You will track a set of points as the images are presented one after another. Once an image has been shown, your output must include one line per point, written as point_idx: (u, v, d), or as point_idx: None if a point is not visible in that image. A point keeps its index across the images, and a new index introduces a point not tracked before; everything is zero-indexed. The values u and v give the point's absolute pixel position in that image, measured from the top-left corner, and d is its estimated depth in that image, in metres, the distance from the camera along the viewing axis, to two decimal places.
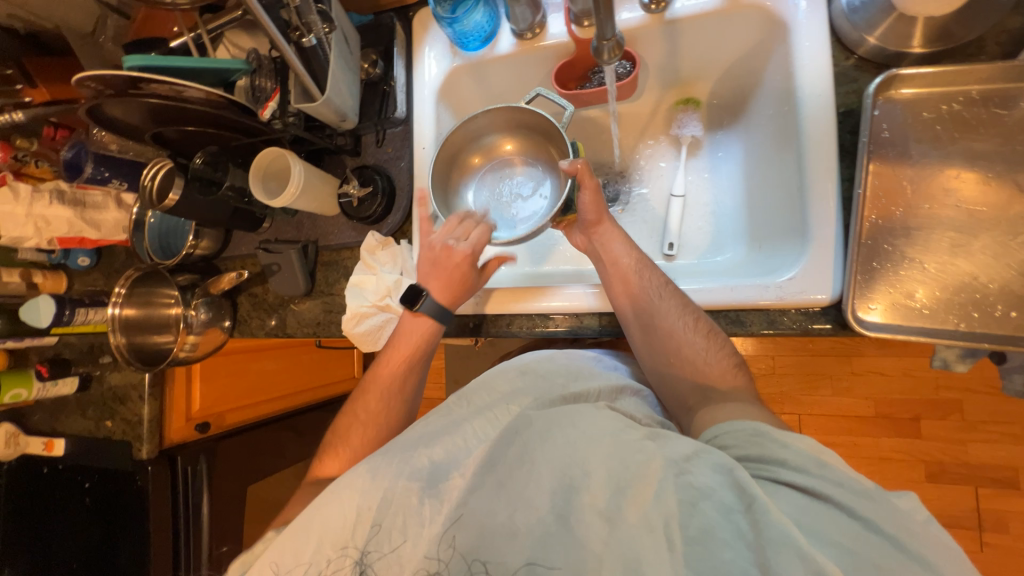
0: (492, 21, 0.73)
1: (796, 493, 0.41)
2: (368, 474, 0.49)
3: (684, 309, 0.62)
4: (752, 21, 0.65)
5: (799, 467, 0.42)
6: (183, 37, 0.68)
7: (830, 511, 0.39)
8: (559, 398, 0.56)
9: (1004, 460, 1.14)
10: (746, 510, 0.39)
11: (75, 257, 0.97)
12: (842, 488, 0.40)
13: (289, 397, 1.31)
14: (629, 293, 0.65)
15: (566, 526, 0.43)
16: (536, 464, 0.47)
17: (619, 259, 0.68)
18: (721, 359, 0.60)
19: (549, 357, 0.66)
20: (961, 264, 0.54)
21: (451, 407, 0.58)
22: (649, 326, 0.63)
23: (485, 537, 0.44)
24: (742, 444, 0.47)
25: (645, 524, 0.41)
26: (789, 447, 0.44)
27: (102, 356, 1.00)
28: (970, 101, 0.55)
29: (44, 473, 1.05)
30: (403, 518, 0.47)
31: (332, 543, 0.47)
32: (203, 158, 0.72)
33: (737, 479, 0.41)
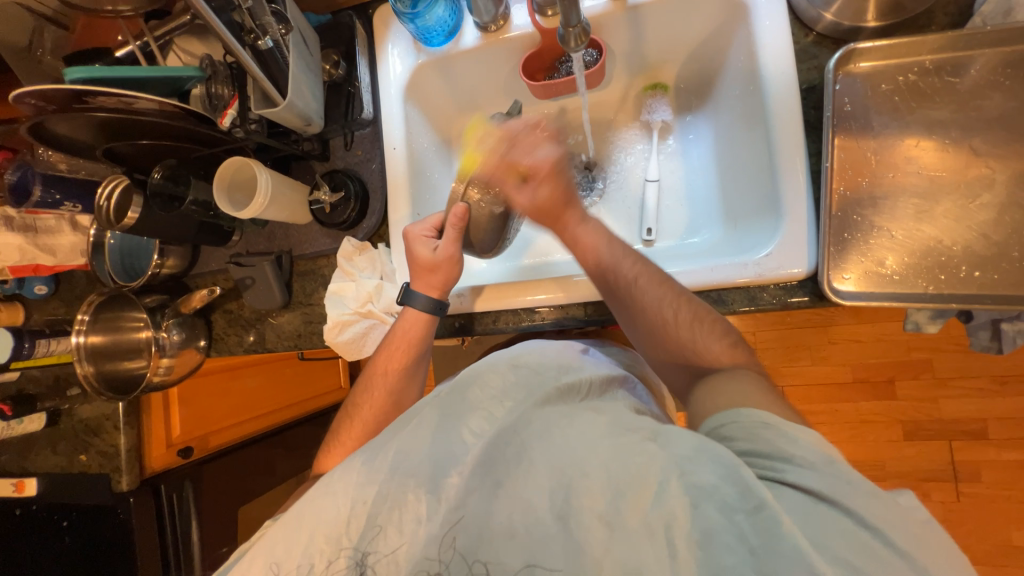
0: (455, 15, 0.72)
1: (801, 494, 0.39)
2: (362, 470, 0.50)
3: (672, 297, 0.59)
4: (713, 3, 0.66)
5: (806, 464, 0.40)
6: (128, 45, 0.65)
7: (833, 513, 0.38)
8: (554, 390, 0.54)
9: (973, 412, 1.20)
10: (749, 510, 0.38)
11: (31, 285, 0.92)
12: (847, 487, 0.39)
13: (275, 413, 1.27)
14: (615, 285, 0.62)
15: (566, 527, 0.43)
16: (535, 463, 0.47)
17: (603, 244, 0.63)
18: (716, 342, 0.57)
19: (539, 348, 0.64)
20: (926, 229, 0.56)
21: (445, 403, 0.56)
22: (637, 318, 0.60)
23: (484, 538, 0.44)
24: (749, 436, 0.44)
25: (646, 528, 0.40)
26: (797, 443, 0.42)
27: (70, 389, 0.95)
28: (925, 71, 0.57)
29: (17, 516, 1.00)
30: (397, 515, 0.47)
31: (326, 536, 0.48)
32: (162, 173, 0.69)
33: (740, 479, 0.39)
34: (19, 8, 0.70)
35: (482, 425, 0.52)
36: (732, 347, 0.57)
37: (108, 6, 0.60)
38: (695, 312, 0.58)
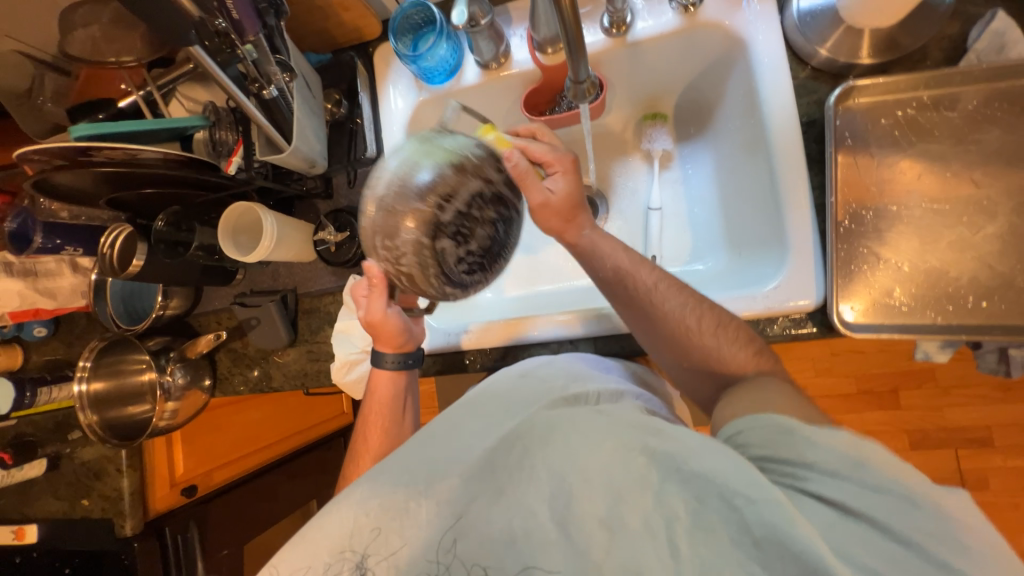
0: (456, 54, 0.73)
1: (825, 507, 0.37)
2: (365, 485, 0.51)
3: (693, 304, 0.57)
4: (711, 38, 0.67)
5: (829, 472, 0.38)
6: (130, 95, 0.66)
7: (859, 527, 0.36)
8: (560, 400, 0.52)
9: (978, 421, 1.20)
10: (750, 497, 0.36)
11: (30, 328, 0.91)
12: (879, 497, 0.36)
13: (279, 443, 1.25)
14: (631, 293, 0.58)
15: (565, 535, 0.42)
16: (536, 467, 0.45)
17: (617, 252, 0.60)
18: (740, 349, 0.54)
19: (549, 361, 0.62)
20: (933, 260, 0.56)
21: (452, 416, 0.58)
22: (658, 326, 0.57)
23: (484, 548, 0.44)
24: (767, 441, 0.42)
25: (647, 529, 0.39)
26: (822, 446, 0.39)
27: (71, 432, 0.94)
28: (923, 106, 0.58)
29: (17, 563, 0.97)
30: (400, 522, 0.47)
31: (329, 547, 0.48)
32: (165, 219, 0.68)
33: (749, 472, 0.37)
34: (18, 56, 0.70)
35: (487, 430, 0.52)
36: (758, 354, 0.54)
37: (112, 58, 0.59)
38: (719, 319, 0.56)
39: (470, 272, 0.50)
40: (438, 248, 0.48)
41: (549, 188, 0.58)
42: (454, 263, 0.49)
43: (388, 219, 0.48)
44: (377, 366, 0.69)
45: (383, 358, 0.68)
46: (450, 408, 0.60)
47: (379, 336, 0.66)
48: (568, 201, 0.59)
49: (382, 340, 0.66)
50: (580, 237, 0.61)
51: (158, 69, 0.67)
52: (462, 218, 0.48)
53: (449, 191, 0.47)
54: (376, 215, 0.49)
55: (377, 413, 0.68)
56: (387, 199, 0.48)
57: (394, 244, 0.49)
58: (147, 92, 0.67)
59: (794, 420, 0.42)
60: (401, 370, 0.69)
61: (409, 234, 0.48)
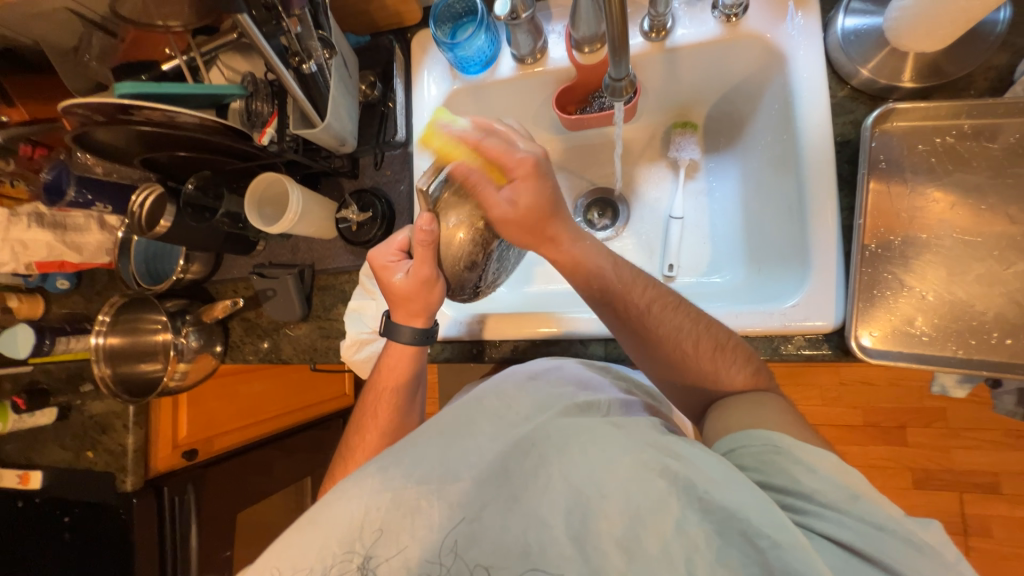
0: (493, 46, 0.73)
1: (834, 547, 0.37)
2: (378, 475, 0.49)
3: (690, 325, 0.55)
4: (751, 50, 0.67)
5: (827, 504, 0.39)
6: (175, 59, 0.67)
7: (866, 568, 0.36)
8: (572, 407, 0.53)
9: (987, 466, 1.17)
10: (776, 540, 0.37)
11: (53, 280, 0.93)
12: (877, 535, 0.37)
13: (279, 417, 1.28)
14: (623, 313, 0.57)
15: (582, 551, 0.41)
16: (551, 479, 0.45)
17: (606, 267, 0.58)
18: (739, 370, 0.54)
19: (558, 364, 0.62)
20: (958, 292, 0.55)
21: (461, 410, 0.57)
22: (654, 348, 0.56)
23: (495, 556, 0.43)
24: (762, 463, 0.43)
25: (665, 556, 0.39)
26: (817, 474, 0.41)
27: (83, 385, 0.96)
28: (963, 135, 0.57)
29: (19, 507, 1.00)
30: (410, 522, 0.46)
31: (338, 540, 0.46)
32: (195, 182, 0.70)
33: (774, 513, 0.38)
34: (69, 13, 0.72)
35: (499, 435, 0.52)
36: (755, 374, 0.54)
37: (161, 21, 0.61)
38: (717, 339, 0.54)
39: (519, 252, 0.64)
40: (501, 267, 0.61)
41: (502, 197, 0.52)
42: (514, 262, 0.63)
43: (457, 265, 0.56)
44: (393, 341, 0.66)
45: (399, 332, 0.66)
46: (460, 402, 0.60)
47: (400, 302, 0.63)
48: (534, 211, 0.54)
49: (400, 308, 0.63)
50: (563, 251, 0.58)
51: (202, 37, 0.69)
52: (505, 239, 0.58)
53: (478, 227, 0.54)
54: (449, 273, 0.56)
55: (391, 390, 0.67)
56: (453, 266, 0.55)
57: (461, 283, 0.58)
58: (190, 58, 0.69)
59: (785, 438, 0.44)
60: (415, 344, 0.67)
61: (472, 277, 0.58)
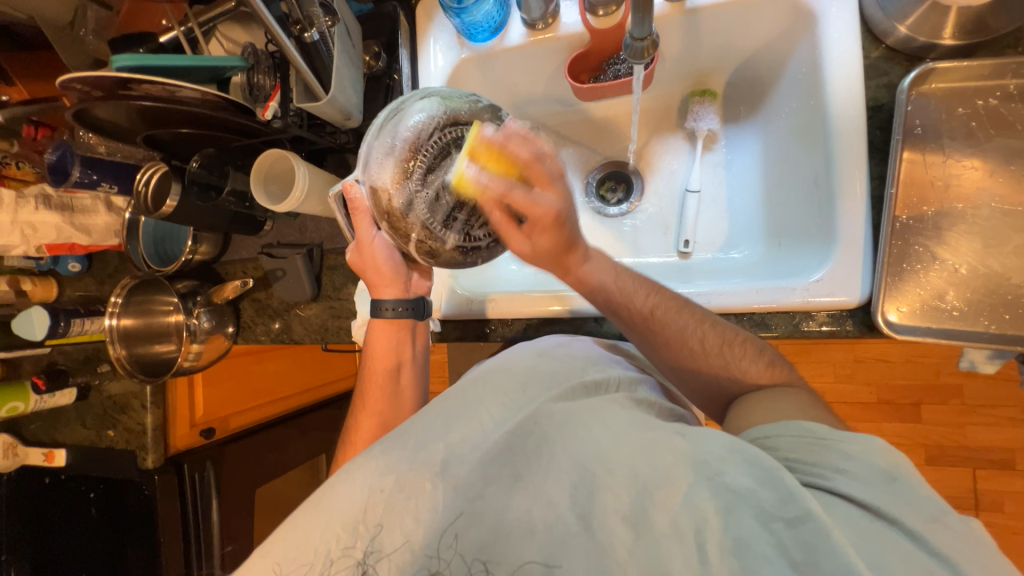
0: (502, 11, 0.69)
1: (856, 509, 0.38)
2: (382, 458, 0.49)
3: (696, 324, 0.54)
4: (779, 11, 0.63)
5: (858, 478, 0.39)
6: (173, 30, 0.65)
7: (889, 530, 0.36)
8: (580, 387, 0.52)
9: (1003, 443, 1.16)
10: (788, 518, 0.37)
11: (65, 262, 0.94)
12: (908, 507, 0.37)
13: (293, 397, 1.30)
14: (629, 321, 0.56)
15: (588, 529, 0.41)
16: (557, 457, 0.45)
17: (610, 278, 0.56)
18: (753, 363, 0.53)
19: (567, 342, 0.61)
20: (994, 265, 0.53)
21: (466, 389, 0.56)
22: (663, 348, 0.56)
23: (501, 534, 0.42)
24: (794, 446, 0.43)
25: (675, 529, 0.38)
26: (850, 457, 0.40)
27: (100, 365, 0.97)
28: (1007, 97, 0.53)
29: (46, 483, 1.03)
30: (413, 505, 0.45)
31: (342, 523, 0.46)
32: (200, 161, 0.68)
33: (783, 485, 0.38)
34: None
35: (507, 416, 0.51)
36: (770, 366, 0.53)
37: None
38: (723, 334, 0.54)
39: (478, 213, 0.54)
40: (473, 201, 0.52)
41: (524, 240, 0.52)
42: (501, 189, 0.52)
43: (406, 224, 0.53)
44: (376, 315, 0.66)
45: (381, 306, 0.66)
46: (462, 383, 0.59)
47: (374, 280, 0.65)
48: (549, 250, 0.54)
49: (375, 280, 0.65)
50: (572, 275, 0.57)
51: (201, 7, 0.67)
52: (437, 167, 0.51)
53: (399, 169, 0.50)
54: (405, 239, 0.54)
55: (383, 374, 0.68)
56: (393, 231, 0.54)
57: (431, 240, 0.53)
58: (189, 30, 0.67)
59: (822, 428, 0.43)
60: (401, 318, 0.67)
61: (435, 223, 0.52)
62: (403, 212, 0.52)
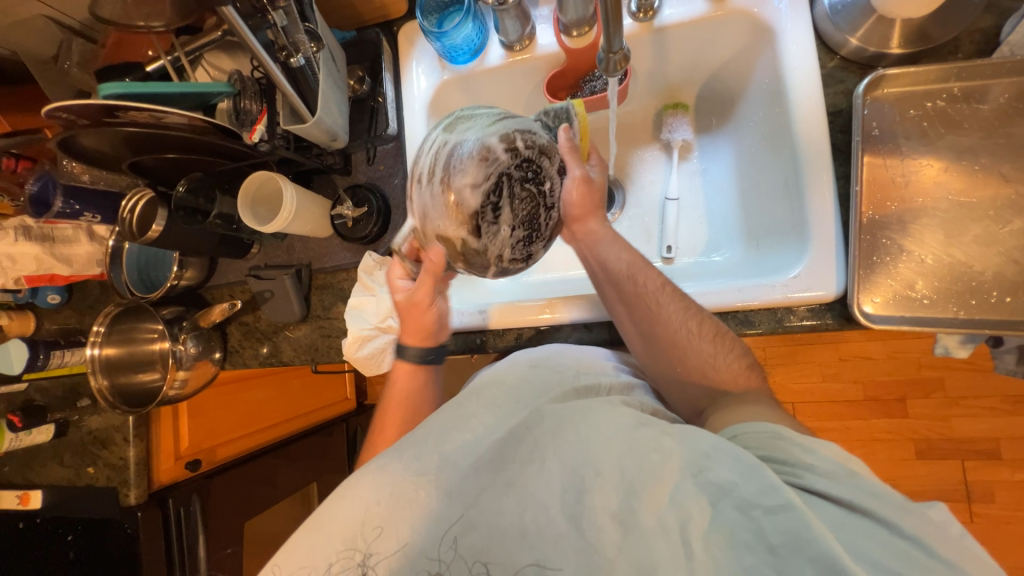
0: (481, 34, 0.73)
1: (830, 503, 0.39)
2: (378, 471, 0.48)
3: (689, 314, 0.58)
4: (740, 27, 0.67)
5: (826, 473, 0.40)
6: (159, 60, 0.67)
7: (865, 523, 0.38)
8: (571, 391, 0.53)
9: (987, 432, 1.19)
10: (768, 506, 0.38)
11: (44, 295, 0.92)
12: (872, 496, 0.39)
13: (282, 424, 1.26)
14: (627, 293, 0.58)
15: (578, 528, 0.41)
16: (547, 461, 0.45)
17: (619, 255, 0.60)
18: (732, 360, 0.57)
19: (559, 351, 0.60)
20: (957, 253, 0.56)
21: (460, 402, 0.54)
22: (651, 333, 0.58)
23: (495, 540, 0.42)
24: (763, 444, 0.44)
25: (660, 527, 0.39)
26: (814, 452, 0.42)
27: (80, 400, 0.94)
28: (953, 99, 0.58)
29: (20, 528, 0.98)
30: (408, 513, 0.45)
31: (342, 536, 0.45)
32: (185, 186, 0.69)
33: (764, 478, 0.39)
34: (46, 21, 0.70)
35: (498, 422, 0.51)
36: (748, 367, 0.58)
37: (142, 21, 0.60)
38: (716, 327, 0.58)
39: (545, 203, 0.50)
40: (539, 211, 0.49)
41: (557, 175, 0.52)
42: (551, 191, 0.50)
43: (480, 259, 0.49)
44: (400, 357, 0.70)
45: (406, 351, 0.70)
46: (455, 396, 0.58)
47: (408, 329, 0.69)
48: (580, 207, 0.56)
49: (408, 331, 0.68)
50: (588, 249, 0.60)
51: (187, 37, 0.68)
52: (501, 192, 0.46)
53: (458, 206, 0.46)
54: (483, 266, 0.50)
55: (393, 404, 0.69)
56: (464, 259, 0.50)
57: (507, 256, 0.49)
58: (175, 58, 0.68)
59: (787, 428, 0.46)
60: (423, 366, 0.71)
61: (514, 243, 0.49)
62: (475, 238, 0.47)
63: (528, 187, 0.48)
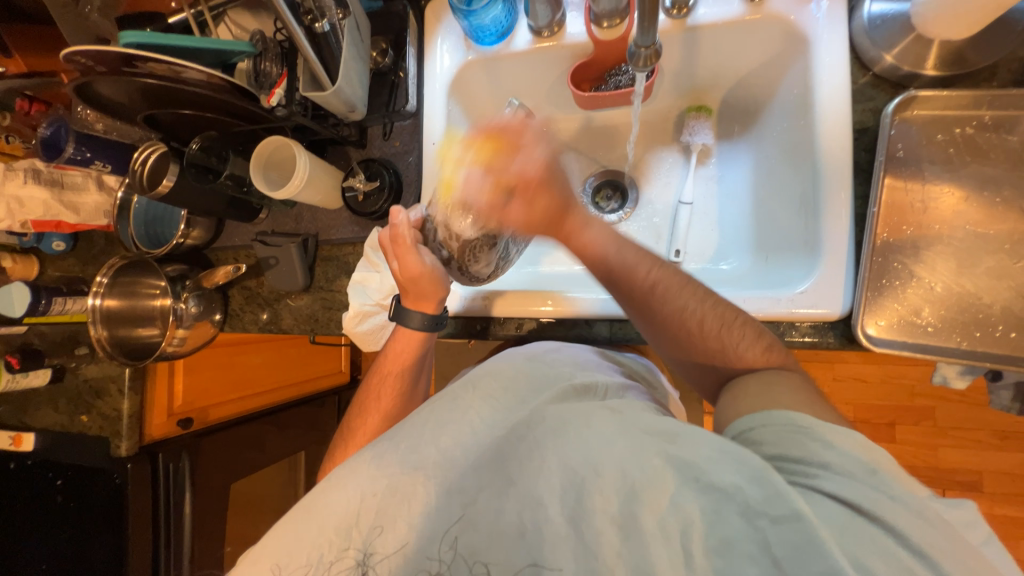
0: (510, 16, 0.71)
1: (835, 503, 0.37)
2: (373, 462, 0.49)
3: (698, 303, 0.55)
4: (774, 34, 0.66)
5: (843, 472, 0.38)
6: (182, 13, 0.66)
7: (870, 527, 0.36)
8: (569, 390, 0.53)
9: (972, 465, 1.20)
10: (773, 516, 0.36)
11: (49, 240, 0.91)
12: (888, 498, 0.37)
13: (274, 392, 1.28)
14: (630, 296, 0.57)
15: (577, 531, 0.41)
16: (546, 459, 0.45)
17: (612, 247, 0.57)
18: (750, 346, 0.53)
19: (556, 348, 0.62)
20: (967, 284, 0.55)
21: (457, 393, 0.55)
22: (660, 326, 0.57)
23: (493, 537, 0.43)
24: (779, 437, 0.43)
25: (661, 532, 0.38)
26: (835, 449, 0.40)
27: (78, 348, 0.95)
28: (982, 127, 0.57)
29: (10, 468, 0.99)
30: (405, 508, 0.46)
31: (334, 527, 0.46)
32: (200, 143, 0.68)
33: (769, 484, 0.37)
34: None
35: (497, 421, 0.51)
36: (766, 350, 0.53)
37: None
38: (723, 317, 0.55)
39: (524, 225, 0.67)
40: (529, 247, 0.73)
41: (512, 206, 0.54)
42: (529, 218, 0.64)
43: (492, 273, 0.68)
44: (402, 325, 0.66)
45: (409, 317, 0.66)
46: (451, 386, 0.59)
47: (419, 294, 0.65)
48: (546, 216, 0.54)
49: (418, 299, 0.65)
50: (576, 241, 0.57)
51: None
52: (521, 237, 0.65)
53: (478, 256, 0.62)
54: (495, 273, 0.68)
55: (393, 374, 0.67)
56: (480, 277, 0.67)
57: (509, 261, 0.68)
58: (198, 12, 0.68)
59: (806, 416, 0.44)
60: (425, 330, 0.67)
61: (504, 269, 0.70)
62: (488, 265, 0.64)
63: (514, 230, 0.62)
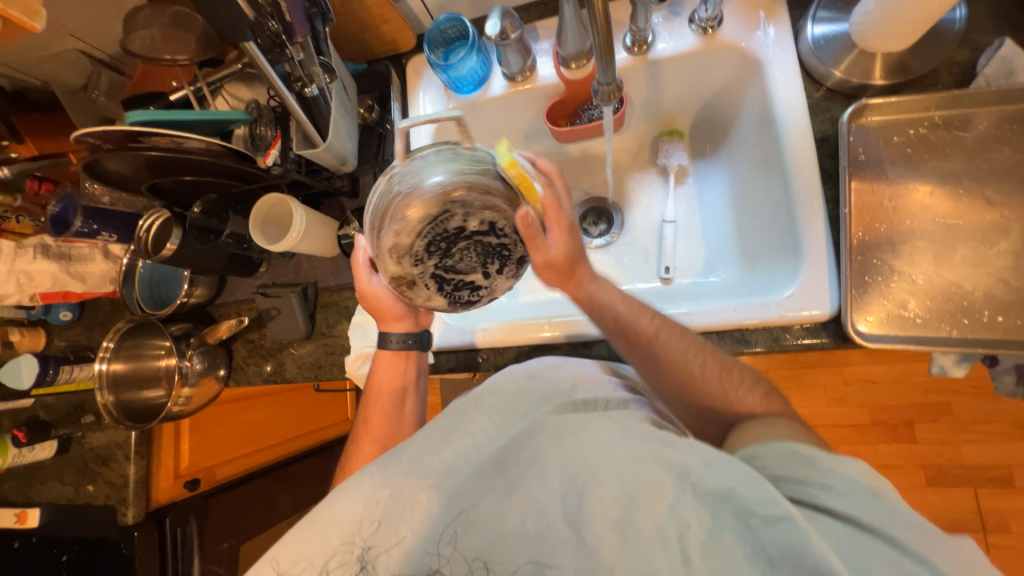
0: (484, 66, 0.77)
1: (840, 523, 0.38)
2: (377, 472, 0.49)
3: (696, 350, 0.57)
4: (730, 59, 0.71)
5: (843, 493, 0.39)
6: (182, 90, 0.71)
7: (877, 545, 0.37)
8: (569, 403, 0.52)
9: (999, 459, 1.16)
10: (768, 517, 0.36)
11: (57, 312, 0.94)
12: (887, 515, 0.38)
13: (280, 445, 1.26)
14: (633, 341, 0.58)
15: (578, 534, 0.42)
16: (547, 468, 0.45)
17: (617, 300, 0.59)
18: (749, 392, 0.56)
19: (557, 364, 0.59)
20: (946, 274, 0.57)
21: (459, 412, 0.54)
22: (662, 372, 0.58)
23: (495, 543, 0.44)
24: (781, 463, 0.43)
25: (659, 537, 0.39)
26: (835, 472, 0.40)
27: (84, 417, 0.95)
28: (934, 126, 0.60)
29: (15, 548, 0.97)
30: (409, 515, 0.46)
31: (339, 533, 0.47)
32: (201, 207, 0.72)
33: (764, 488, 0.37)
34: (76, 53, 0.75)
35: (499, 435, 0.51)
36: (765, 396, 0.55)
37: (168, 55, 0.65)
38: (721, 362, 0.57)
39: (476, 233, 0.52)
40: (487, 243, 0.52)
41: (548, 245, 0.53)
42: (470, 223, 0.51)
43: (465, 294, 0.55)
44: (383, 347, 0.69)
45: (389, 338, 0.68)
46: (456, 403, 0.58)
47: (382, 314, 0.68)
48: (562, 268, 0.55)
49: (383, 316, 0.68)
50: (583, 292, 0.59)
51: (208, 69, 0.73)
52: (437, 251, 0.52)
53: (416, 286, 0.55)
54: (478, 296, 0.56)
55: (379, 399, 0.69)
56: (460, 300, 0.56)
57: (487, 280, 0.55)
58: (197, 88, 0.73)
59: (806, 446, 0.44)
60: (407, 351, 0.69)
61: (481, 278, 0.55)
62: (445, 291, 0.55)
63: (444, 243, 0.52)
